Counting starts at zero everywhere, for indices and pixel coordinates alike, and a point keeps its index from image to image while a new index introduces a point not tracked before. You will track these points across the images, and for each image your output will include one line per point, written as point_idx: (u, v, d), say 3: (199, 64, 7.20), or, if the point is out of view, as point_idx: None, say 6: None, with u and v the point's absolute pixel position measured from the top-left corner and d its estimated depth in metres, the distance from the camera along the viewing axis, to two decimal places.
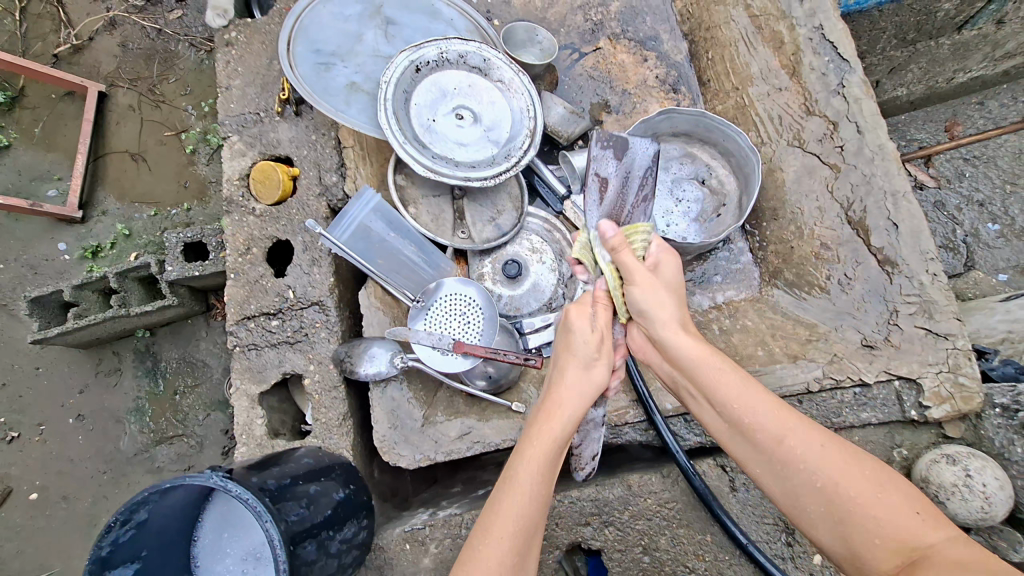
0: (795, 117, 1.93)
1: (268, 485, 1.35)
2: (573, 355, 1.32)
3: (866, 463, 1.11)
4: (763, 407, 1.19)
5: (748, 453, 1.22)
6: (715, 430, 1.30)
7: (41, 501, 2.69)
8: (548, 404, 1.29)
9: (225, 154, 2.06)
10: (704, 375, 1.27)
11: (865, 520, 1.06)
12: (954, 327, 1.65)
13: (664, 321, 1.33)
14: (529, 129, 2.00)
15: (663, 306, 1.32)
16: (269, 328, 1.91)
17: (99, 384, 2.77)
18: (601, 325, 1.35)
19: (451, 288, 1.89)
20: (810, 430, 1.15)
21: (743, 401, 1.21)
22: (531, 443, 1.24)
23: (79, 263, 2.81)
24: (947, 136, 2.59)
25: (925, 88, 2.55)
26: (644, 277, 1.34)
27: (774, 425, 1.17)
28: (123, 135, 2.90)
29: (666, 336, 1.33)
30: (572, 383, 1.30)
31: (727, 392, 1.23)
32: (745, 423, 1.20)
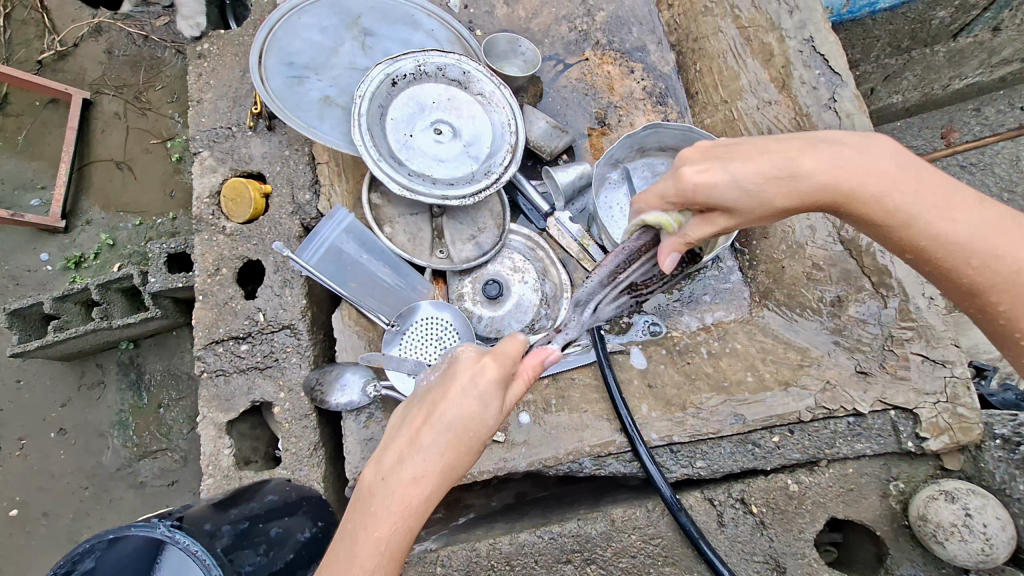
0: (785, 133, 1.86)
1: (223, 531, 1.26)
2: (464, 426, 1.09)
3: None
4: (966, 211, 1.10)
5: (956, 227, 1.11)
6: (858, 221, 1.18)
7: (20, 518, 2.60)
8: (408, 473, 1.06)
9: (195, 169, 1.98)
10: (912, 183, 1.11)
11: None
12: (952, 353, 1.58)
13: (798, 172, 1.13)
14: (510, 144, 1.93)
15: (810, 156, 1.14)
16: (237, 352, 1.83)
17: (81, 398, 2.68)
18: (504, 400, 1.16)
19: (426, 312, 1.83)
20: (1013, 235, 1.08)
21: (896, 197, 1.12)
22: (378, 527, 1.03)
23: (62, 273, 2.73)
24: (942, 143, 2.47)
25: (921, 94, 2.49)
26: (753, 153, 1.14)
27: (968, 217, 1.10)
28: (109, 143, 2.82)
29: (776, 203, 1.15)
30: (447, 454, 1.08)
31: (927, 201, 1.12)
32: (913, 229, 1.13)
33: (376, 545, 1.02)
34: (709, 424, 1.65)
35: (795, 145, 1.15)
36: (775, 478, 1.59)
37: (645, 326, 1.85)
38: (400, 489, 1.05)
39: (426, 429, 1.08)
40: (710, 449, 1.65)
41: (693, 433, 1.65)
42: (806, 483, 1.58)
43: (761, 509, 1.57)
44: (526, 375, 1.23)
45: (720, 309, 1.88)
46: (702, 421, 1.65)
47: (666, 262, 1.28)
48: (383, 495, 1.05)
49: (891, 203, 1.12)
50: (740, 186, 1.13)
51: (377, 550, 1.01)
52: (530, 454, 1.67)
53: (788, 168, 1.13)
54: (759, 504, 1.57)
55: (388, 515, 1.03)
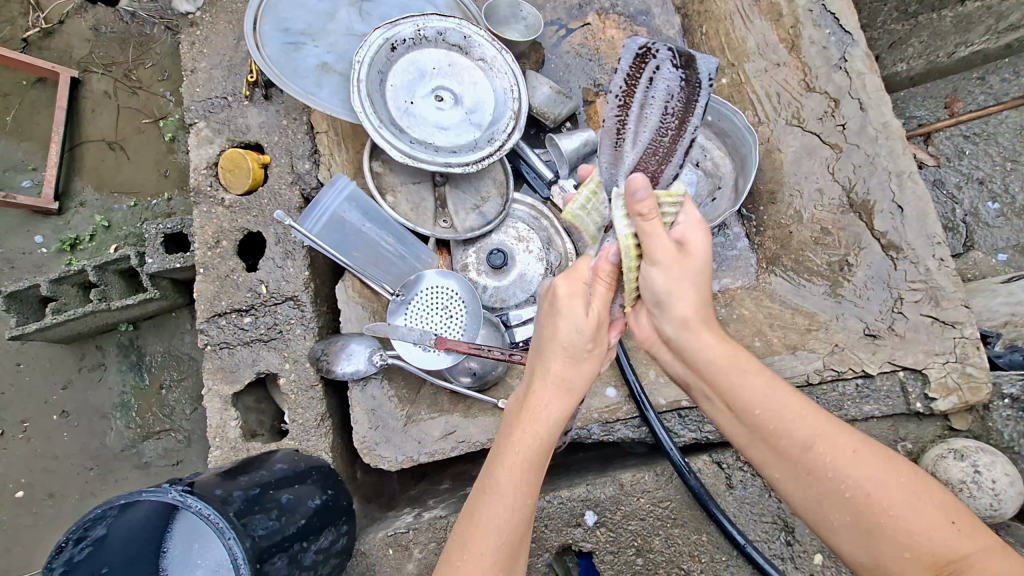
0: (794, 95, 1.83)
1: (234, 497, 1.26)
2: (564, 352, 1.16)
3: (904, 471, 1.02)
4: (794, 419, 1.07)
5: (772, 458, 1.09)
6: (733, 438, 1.16)
7: (26, 499, 2.61)
8: (546, 402, 1.15)
9: (191, 141, 1.94)
10: (735, 371, 1.12)
11: (899, 532, 0.98)
12: (962, 314, 1.56)
13: (684, 320, 1.15)
14: (513, 110, 1.89)
15: (684, 298, 1.14)
16: (241, 325, 1.81)
17: (82, 379, 2.67)
18: (595, 309, 1.16)
19: (432, 281, 1.78)
20: (844, 438, 1.05)
21: (728, 385, 1.12)
22: (516, 448, 1.13)
23: (57, 256, 2.69)
24: (946, 113, 2.46)
25: (925, 63, 2.43)
26: (670, 258, 1.12)
27: (802, 430, 1.06)
28: (99, 123, 2.76)
29: (687, 339, 1.16)
30: (556, 380, 1.17)
31: (761, 384, 1.10)
32: (773, 429, 1.08)
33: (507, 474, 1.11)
34: None
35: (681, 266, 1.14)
36: None
37: None
38: (526, 422, 1.15)
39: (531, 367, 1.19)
40: None
41: None
42: None
43: None
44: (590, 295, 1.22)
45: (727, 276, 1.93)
46: None
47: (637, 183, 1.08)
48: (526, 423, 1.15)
49: (723, 380, 1.13)
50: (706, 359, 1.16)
51: (513, 473, 1.11)
52: None
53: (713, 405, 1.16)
54: None
55: (524, 437, 1.13)
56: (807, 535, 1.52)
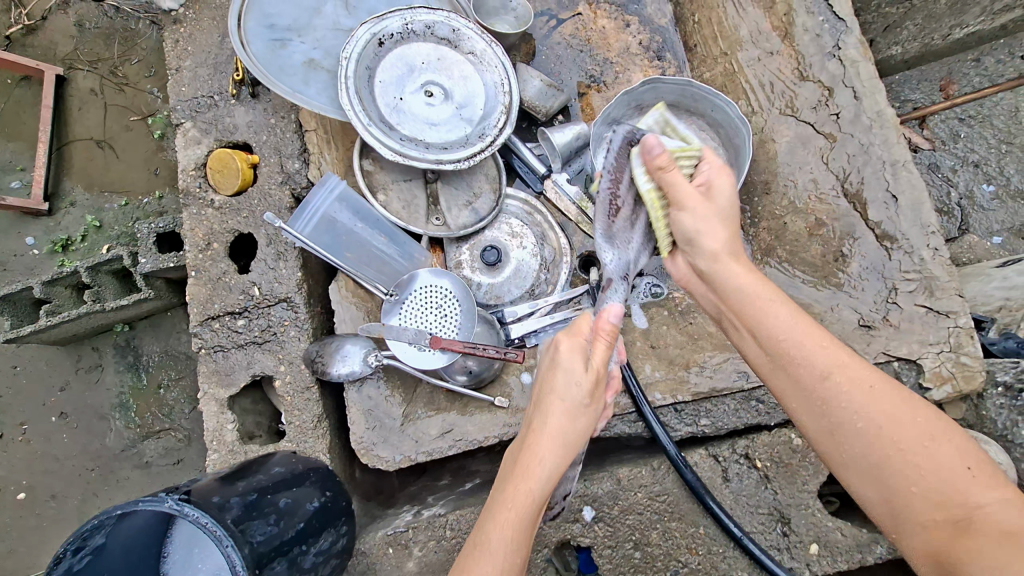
0: (787, 84, 1.81)
1: (231, 503, 1.26)
2: (563, 408, 1.19)
3: (921, 412, 1.04)
4: (818, 348, 1.10)
5: (786, 385, 1.14)
6: (755, 364, 1.20)
7: (28, 501, 2.61)
8: (543, 456, 1.17)
9: (179, 142, 1.91)
10: (754, 302, 1.17)
11: (909, 470, 1.01)
12: (956, 303, 1.56)
13: (714, 252, 1.24)
14: (504, 105, 1.86)
15: (713, 234, 1.24)
16: (235, 328, 1.80)
17: (80, 381, 2.66)
18: (592, 367, 1.21)
19: (426, 280, 1.77)
20: (865, 373, 1.07)
21: (762, 303, 1.17)
22: (507, 504, 1.15)
23: (49, 257, 2.67)
24: (941, 96, 2.44)
25: (920, 46, 2.39)
26: (698, 204, 1.25)
27: (821, 359, 1.09)
28: (87, 121, 2.72)
29: (716, 267, 1.23)
30: (553, 435, 1.18)
31: (785, 317, 1.14)
32: (792, 356, 1.12)
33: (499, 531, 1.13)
34: (712, 383, 1.66)
35: (713, 209, 1.26)
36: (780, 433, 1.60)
37: (647, 288, 1.86)
38: (521, 477, 1.16)
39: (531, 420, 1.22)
40: (714, 407, 1.66)
41: (696, 392, 1.66)
42: None
43: (765, 464, 1.58)
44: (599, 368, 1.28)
45: None
46: (707, 380, 1.66)
47: (652, 140, 1.25)
48: (522, 476, 1.16)
49: (747, 298, 1.19)
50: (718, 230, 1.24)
51: (504, 530, 1.13)
52: None
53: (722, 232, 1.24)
54: (764, 459, 1.58)
55: (519, 493, 1.15)
56: (803, 525, 1.54)
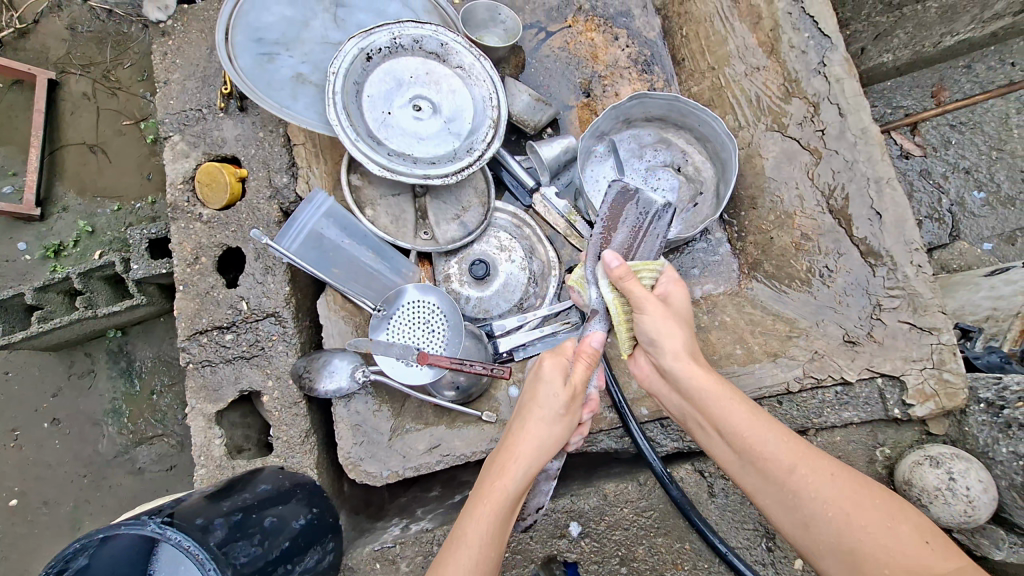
0: (773, 99, 1.82)
1: (215, 524, 1.26)
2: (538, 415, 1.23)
3: (877, 496, 1.08)
4: (777, 441, 1.15)
5: (759, 487, 1.17)
6: (722, 463, 1.24)
7: (20, 508, 2.60)
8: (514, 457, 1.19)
9: (167, 155, 1.91)
10: (729, 407, 1.21)
11: (875, 548, 1.02)
12: (939, 320, 1.56)
13: (673, 351, 1.28)
14: (492, 119, 1.87)
15: (673, 335, 1.28)
16: (223, 342, 1.80)
17: (72, 387, 2.66)
18: (573, 381, 1.25)
19: (414, 295, 1.77)
20: (824, 463, 1.11)
21: (719, 413, 1.22)
22: (484, 498, 1.16)
23: (41, 263, 2.66)
24: (933, 102, 2.44)
25: (912, 53, 2.38)
26: (654, 309, 1.30)
27: (787, 454, 1.14)
28: (79, 125, 2.71)
29: (676, 367, 1.28)
30: (531, 439, 1.21)
31: (759, 427, 1.18)
32: (754, 449, 1.16)
33: (475, 527, 1.13)
34: None
35: (664, 315, 1.30)
36: None
37: None
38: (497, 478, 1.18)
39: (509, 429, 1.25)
40: None
41: None
42: None
43: None
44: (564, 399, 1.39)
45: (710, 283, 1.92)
46: None
47: (610, 258, 1.33)
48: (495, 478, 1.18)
49: (714, 407, 1.22)
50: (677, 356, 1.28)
51: (480, 525, 1.13)
52: None
53: (681, 351, 1.27)
54: None
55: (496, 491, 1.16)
56: (788, 540, 1.54)
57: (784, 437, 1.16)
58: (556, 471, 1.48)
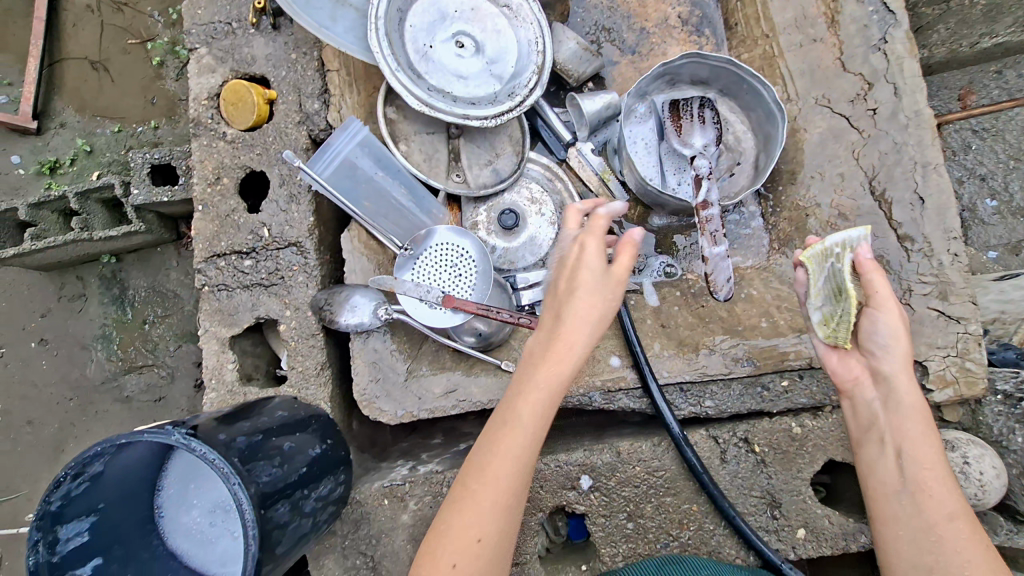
0: (827, 74, 1.77)
1: (237, 442, 1.25)
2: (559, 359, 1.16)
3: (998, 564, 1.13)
4: (950, 495, 1.17)
5: (905, 515, 1.18)
6: (877, 484, 1.23)
7: (5, 424, 2.56)
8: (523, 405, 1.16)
9: (192, 68, 1.82)
10: (922, 445, 1.20)
11: None
12: (968, 310, 1.58)
13: (895, 368, 1.25)
14: (536, 65, 1.78)
15: (903, 345, 1.23)
16: (241, 268, 1.75)
17: (62, 309, 2.58)
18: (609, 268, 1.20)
19: (442, 237, 1.74)
20: (979, 535, 1.14)
21: (916, 436, 1.21)
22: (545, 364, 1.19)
23: (36, 178, 2.54)
24: (959, 105, 2.29)
25: (947, 51, 2.25)
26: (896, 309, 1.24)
27: (954, 503, 1.15)
28: (81, 39, 2.56)
29: (898, 384, 1.24)
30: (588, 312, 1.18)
31: (943, 475, 1.18)
32: (925, 489, 1.17)
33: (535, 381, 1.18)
34: (721, 366, 1.67)
35: (908, 339, 1.24)
36: (780, 420, 1.62)
37: (660, 267, 1.90)
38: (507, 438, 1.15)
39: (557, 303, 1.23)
40: (719, 389, 1.68)
41: (703, 373, 1.68)
42: (809, 427, 1.61)
43: (763, 449, 1.61)
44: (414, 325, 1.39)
45: (738, 256, 1.88)
46: (715, 363, 1.68)
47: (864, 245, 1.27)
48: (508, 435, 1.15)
49: (906, 428, 1.22)
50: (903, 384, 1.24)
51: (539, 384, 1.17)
52: None
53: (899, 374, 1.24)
54: (762, 444, 1.61)
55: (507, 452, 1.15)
56: (792, 510, 1.58)
57: (947, 483, 1.18)
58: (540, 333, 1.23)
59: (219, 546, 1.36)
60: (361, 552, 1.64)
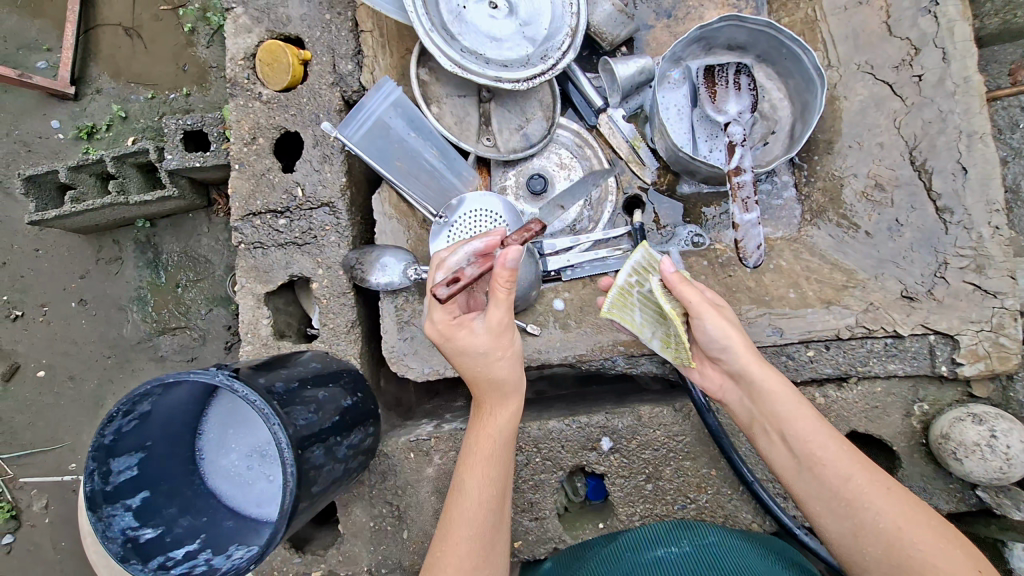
0: (872, 38, 1.71)
1: (276, 388, 1.32)
2: (487, 428, 1.40)
3: (917, 506, 1.19)
4: (839, 454, 1.23)
5: (813, 491, 1.23)
6: (781, 471, 1.29)
7: (47, 379, 2.69)
8: (471, 479, 1.38)
9: (228, 28, 1.82)
10: (804, 421, 1.25)
11: (924, 563, 1.12)
12: (1005, 284, 1.55)
13: (745, 363, 1.29)
14: (570, 27, 1.77)
15: (734, 338, 1.29)
16: (275, 227, 1.80)
17: (100, 271, 2.66)
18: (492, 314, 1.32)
19: (474, 203, 1.78)
20: (880, 477, 1.21)
21: (789, 415, 1.26)
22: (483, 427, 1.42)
23: (74, 143, 2.62)
24: (1010, 81, 2.13)
25: (1000, 23, 2.06)
26: (714, 313, 1.28)
27: (845, 464, 1.21)
28: (115, 6, 2.60)
29: (750, 378, 1.29)
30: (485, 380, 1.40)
31: (831, 445, 1.24)
32: (817, 463, 1.23)
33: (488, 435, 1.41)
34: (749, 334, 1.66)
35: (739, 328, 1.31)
36: (803, 391, 1.63)
37: (689, 237, 1.87)
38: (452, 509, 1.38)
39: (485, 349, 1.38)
40: None
41: None
42: (833, 397, 1.62)
43: None
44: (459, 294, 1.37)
45: (767, 227, 1.83)
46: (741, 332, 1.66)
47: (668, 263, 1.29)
48: (458, 501, 1.38)
49: (781, 415, 1.27)
50: (759, 371, 1.29)
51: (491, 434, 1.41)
52: (563, 347, 1.77)
53: (751, 363, 1.29)
54: None
55: (461, 518, 1.36)
56: None
57: (836, 448, 1.24)
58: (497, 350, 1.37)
59: (256, 487, 1.44)
60: (387, 501, 1.71)
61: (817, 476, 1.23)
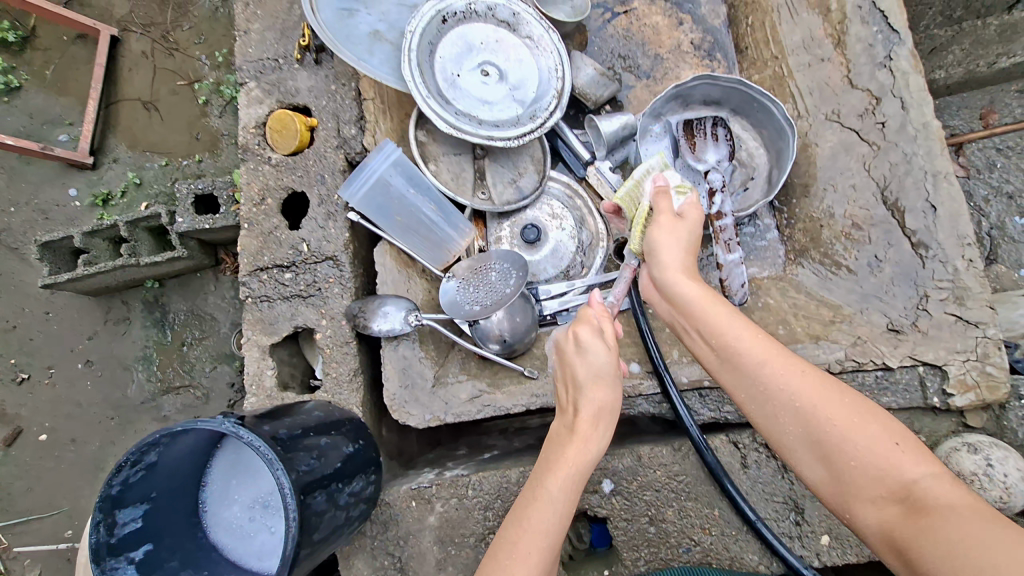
0: (835, 91, 1.84)
1: (279, 434, 1.36)
2: (580, 441, 1.31)
3: (851, 398, 1.14)
4: (750, 340, 1.20)
5: (734, 383, 1.23)
6: (704, 363, 1.30)
7: (49, 442, 2.70)
8: (552, 484, 1.29)
9: (242, 100, 1.97)
10: (713, 311, 1.25)
11: (846, 449, 1.09)
12: (986, 315, 1.60)
13: (666, 265, 1.34)
14: (556, 89, 1.91)
15: (670, 251, 1.34)
16: (281, 280, 1.88)
17: (107, 331, 2.73)
18: (614, 352, 1.37)
19: (481, 258, 1.92)
20: (794, 363, 1.18)
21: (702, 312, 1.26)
22: (563, 462, 1.30)
23: (90, 210, 2.76)
24: (980, 124, 2.24)
25: (964, 72, 2.19)
26: (667, 226, 1.38)
27: (755, 350, 1.19)
28: (135, 83, 2.80)
29: (666, 279, 1.33)
30: (594, 407, 1.32)
31: (738, 331, 1.22)
32: (729, 347, 1.22)
33: (569, 465, 1.30)
34: None
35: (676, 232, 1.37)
36: None
37: None
38: (535, 508, 1.28)
39: (597, 387, 1.33)
40: None
41: None
42: None
43: None
44: (589, 315, 1.42)
45: (754, 267, 1.99)
46: None
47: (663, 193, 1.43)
48: (542, 507, 1.28)
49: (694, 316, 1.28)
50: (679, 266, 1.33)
51: (578, 465, 1.30)
52: None
53: (677, 267, 1.33)
54: None
55: (543, 514, 1.27)
56: (816, 516, 1.60)
57: (750, 332, 1.22)
58: (612, 379, 1.34)
59: (258, 540, 1.44)
60: (390, 553, 1.69)
61: (735, 373, 1.22)
